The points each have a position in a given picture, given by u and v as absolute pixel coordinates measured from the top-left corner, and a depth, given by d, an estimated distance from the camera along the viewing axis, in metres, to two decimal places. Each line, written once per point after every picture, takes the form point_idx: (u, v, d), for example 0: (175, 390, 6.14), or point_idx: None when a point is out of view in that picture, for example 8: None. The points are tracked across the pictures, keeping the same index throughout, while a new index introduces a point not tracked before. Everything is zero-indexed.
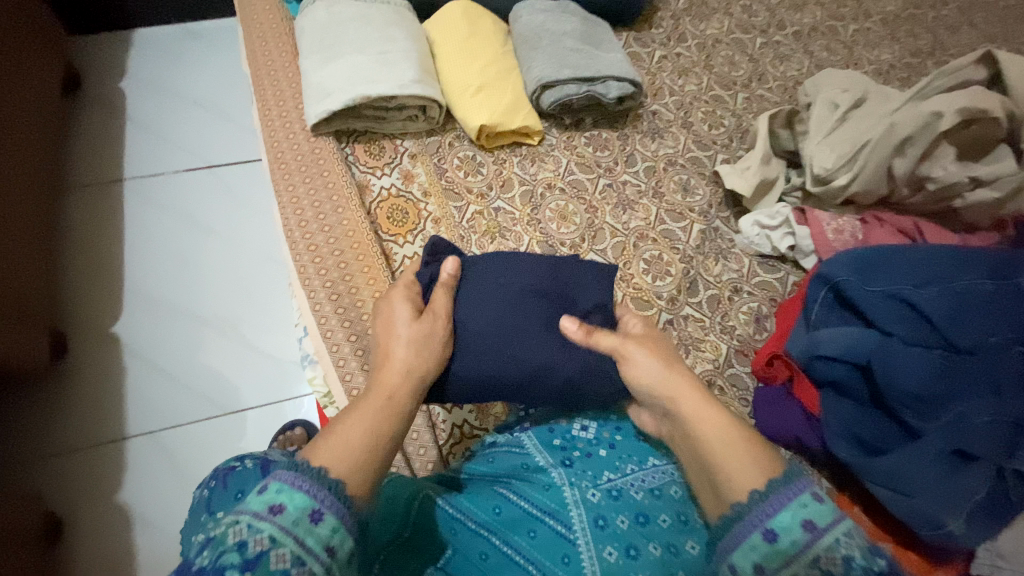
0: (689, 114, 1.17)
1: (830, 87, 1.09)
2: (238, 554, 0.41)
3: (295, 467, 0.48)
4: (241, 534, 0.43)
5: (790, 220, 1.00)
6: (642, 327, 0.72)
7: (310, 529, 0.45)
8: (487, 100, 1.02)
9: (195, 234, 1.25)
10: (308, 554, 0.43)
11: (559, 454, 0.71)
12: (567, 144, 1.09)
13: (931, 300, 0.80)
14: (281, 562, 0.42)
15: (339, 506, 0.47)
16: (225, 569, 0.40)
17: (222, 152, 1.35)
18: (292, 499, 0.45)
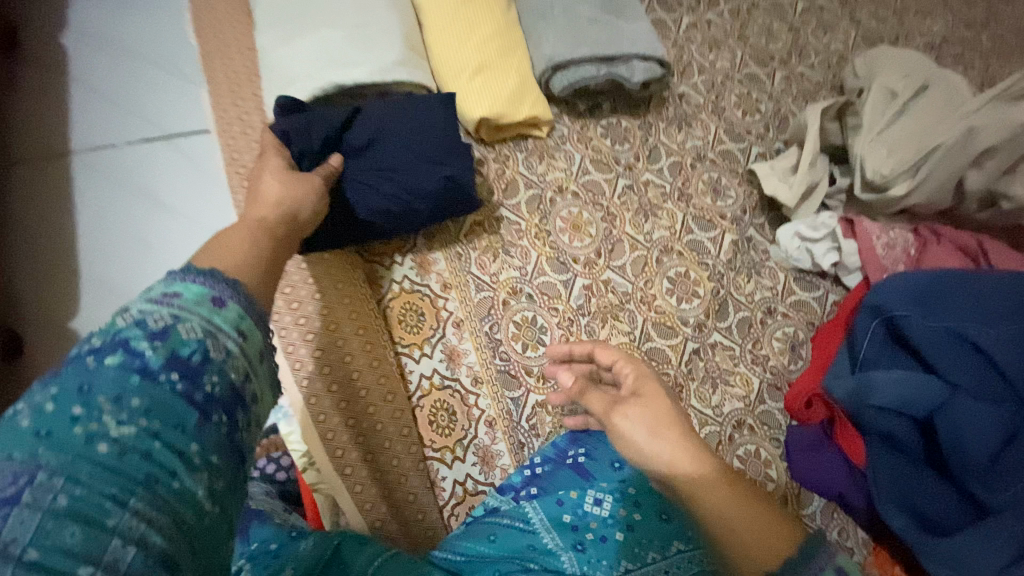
0: (721, 97, 1.00)
1: (887, 71, 0.93)
2: (139, 329, 0.36)
3: (180, 267, 0.41)
4: (133, 317, 0.37)
5: (836, 234, 0.87)
6: (636, 377, 0.54)
7: (218, 313, 0.39)
8: (487, 85, 0.84)
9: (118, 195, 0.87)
10: (216, 331, 0.38)
11: (570, 536, 0.63)
12: (580, 136, 0.93)
13: (1002, 346, 0.70)
14: (193, 333, 0.37)
15: (243, 298, 0.41)
16: (121, 344, 0.35)
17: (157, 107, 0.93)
18: (186, 289, 0.39)
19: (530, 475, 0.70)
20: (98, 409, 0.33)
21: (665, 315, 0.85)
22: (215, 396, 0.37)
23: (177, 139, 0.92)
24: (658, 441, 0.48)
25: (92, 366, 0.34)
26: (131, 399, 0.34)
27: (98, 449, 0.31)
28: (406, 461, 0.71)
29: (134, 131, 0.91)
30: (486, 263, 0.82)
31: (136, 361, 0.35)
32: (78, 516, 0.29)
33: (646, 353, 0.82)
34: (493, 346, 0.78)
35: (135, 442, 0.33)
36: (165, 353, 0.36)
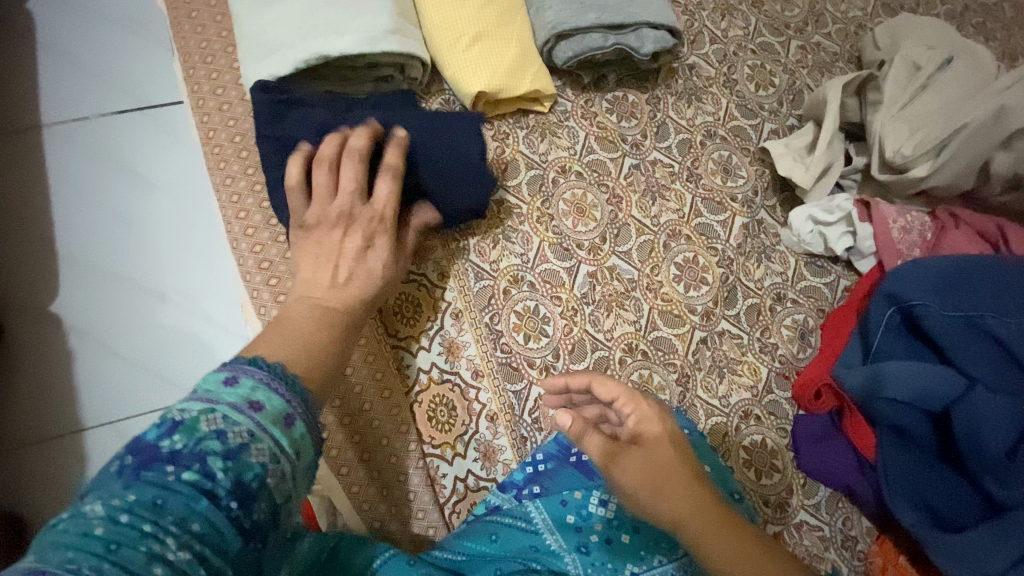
0: (733, 69, 0.94)
1: (911, 42, 0.87)
2: (217, 443, 0.38)
3: (268, 368, 0.45)
4: (215, 425, 0.39)
5: (851, 217, 0.83)
6: (642, 416, 0.54)
7: (281, 436, 0.42)
8: (484, 56, 0.78)
9: (96, 164, 0.81)
10: (281, 455, 0.41)
11: (574, 537, 0.62)
12: (584, 111, 0.87)
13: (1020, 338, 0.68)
14: (259, 456, 0.40)
15: (306, 411, 0.45)
16: (201, 458, 0.37)
17: (117, 67, 0.86)
18: (269, 400, 0.43)
19: (531, 473, 0.67)
20: (167, 531, 0.35)
21: (672, 303, 0.81)
22: (255, 520, 0.39)
23: (155, 110, 0.85)
24: (663, 498, 0.50)
25: (167, 476, 0.36)
26: (193, 524, 0.36)
27: (153, 573, 0.33)
28: (403, 459, 0.68)
29: (107, 101, 0.84)
30: (485, 250, 0.78)
31: (208, 481, 0.37)
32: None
33: (652, 343, 0.79)
34: (494, 338, 0.75)
35: (186, 565, 0.34)
36: (232, 476, 0.38)
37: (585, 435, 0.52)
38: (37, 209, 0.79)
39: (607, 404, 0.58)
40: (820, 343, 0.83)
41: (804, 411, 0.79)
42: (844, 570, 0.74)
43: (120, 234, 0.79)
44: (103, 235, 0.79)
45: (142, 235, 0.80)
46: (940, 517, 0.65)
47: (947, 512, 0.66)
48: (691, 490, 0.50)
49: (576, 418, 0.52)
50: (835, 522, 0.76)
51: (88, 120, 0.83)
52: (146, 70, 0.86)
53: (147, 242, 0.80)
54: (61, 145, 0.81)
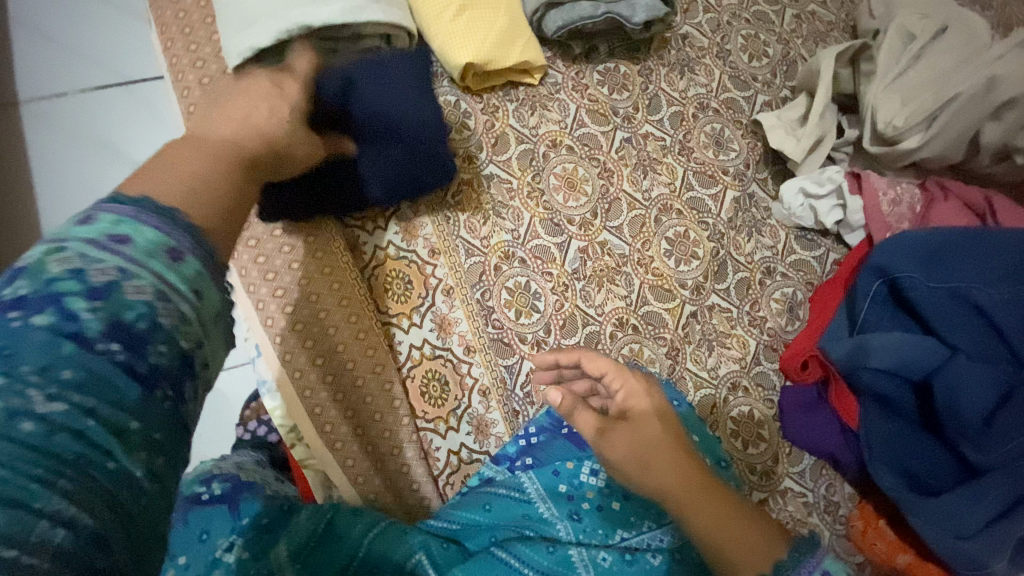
0: (727, 39, 0.92)
1: (906, 10, 0.86)
2: (77, 284, 0.30)
3: (132, 201, 0.33)
4: (70, 265, 0.30)
5: (841, 189, 0.83)
6: (630, 391, 0.55)
7: (176, 270, 0.33)
8: (472, 26, 0.76)
9: (76, 144, 0.79)
10: (171, 291, 0.32)
11: (565, 505, 0.63)
12: (575, 83, 0.85)
13: (1004, 306, 0.69)
14: (142, 294, 0.31)
15: (199, 242, 0.35)
16: (62, 298, 0.29)
17: (92, 39, 0.83)
18: (138, 231, 0.32)
19: (524, 446, 0.67)
20: (23, 381, 0.27)
21: (663, 278, 0.82)
22: (159, 365, 0.31)
23: (135, 86, 0.83)
24: (648, 471, 0.51)
25: (15, 323, 0.28)
26: (62, 371, 0.28)
27: (18, 432, 0.26)
28: (397, 433, 0.69)
29: (87, 76, 0.81)
30: (475, 226, 0.77)
31: (70, 324, 0.29)
32: (1, 482, 0.24)
33: (643, 317, 0.80)
34: (485, 314, 0.75)
35: (67, 419, 0.27)
36: (106, 316, 0.30)
37: (576, 412, 0.53)
38: (21, 191, 0.77)
39: (595, 378, 0.59)
40: (808, 316, 0.84)
41: (790, 382, 0.81)
42: (827, 533, 0.77)
43: None
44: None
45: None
46: (917, 481, 0.67)
47: (925, 476, 0.67)
48: (676, 462, 0.51)
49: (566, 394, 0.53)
50: (818, 488, 0.79)
51: (68, 97, 0.80)
52: (123, 42, 0.84)
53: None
54: (42, 124, 0.79)
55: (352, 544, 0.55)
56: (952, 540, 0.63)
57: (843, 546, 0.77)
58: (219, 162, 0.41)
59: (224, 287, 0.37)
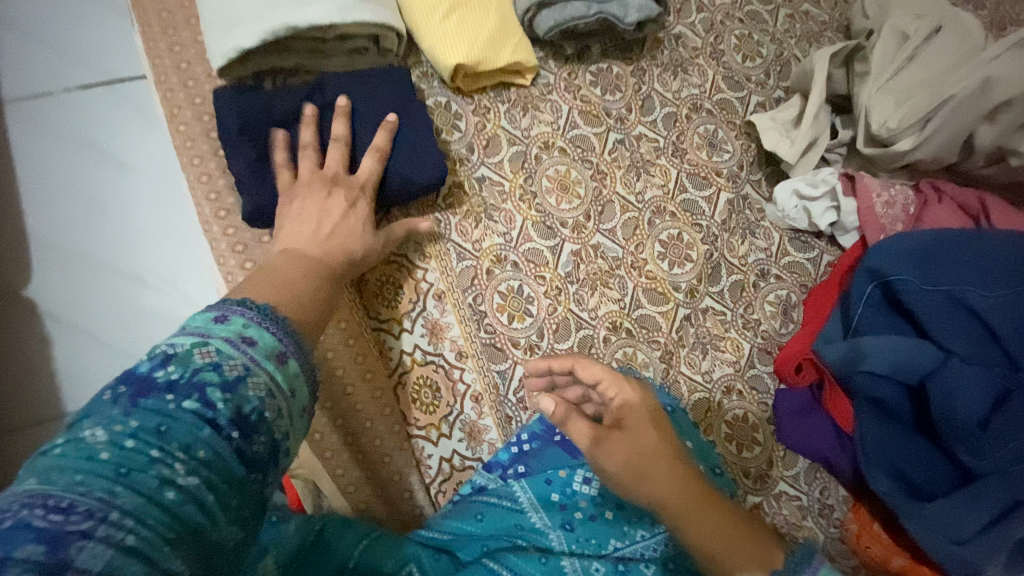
0: (720, 38, 0.92)
1: (900, 10, 0.86)
2: (215, 375, 0.36)
3: (258, 308, 0.42)
4: (211, 358, 0.36)
5: (835, 191, 0.83)
6: (624, 397, 0.54)
7: (280, 369, 0.40)
8: (462, 27, 0.75)
9: (59, 145, 0.77)
10: (277, 388, 0.38)
11: (558, 515, 0.63)
12: (568, 84, 0.84)
13: (996, 309, 0.69)
14: (258, 389, 0.37)
15: (299, 346, 0.42)
16: (201, 387, 0.35)
17: (74, 38, 0.81)
18: (262, 335, 0.40)
19: (516, 454, 0.67)
20: (172, 456, 0.32)
21: (656, 281, 0.81)
22: (255, 455, 0.36)
23: (120, 86, 0.81)
24: (645, 482, 0.50)
25: (168, 406, 0.33)
26: (198, 451, 0.33)
27: (164, 498, 0.30)
28: (388, 441, 0.68)
29: (71, 75, 0.80)
30: (467, 229, 0.76)
31: (209, 412, 0.34)
32: (137, 559, 0.28)
33: (636, 321, 0.79)
34: (477, 319, 0.74)
35: (196, 492, 0.32)
36: (232, 407, 0.35)
37: (569, 420, 0.52)
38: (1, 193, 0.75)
39: (588, 385, 0.58)
40: (802, 319, 0.83)
41: (785, 385, 0.80)
42: (821, 536, 0.77)
43: (94, 217, 0.76)
44: (75, 217, 0.76)
45: (118, 218, 0.77)
46: (913, 486, 0.67)
47: (922, 482, 0.67)
48: (670, 471, 0.51)
49: (559, 401, 0.51)
50: (812, 492, 0.79)
51: (52, 96, 0.78)
52: (106, 41, 0.82)
53: (126, 224, 0.77)
54: (26, 123, 0.77)
55: (340, 559, 0.53)
56: (950, 546, 0.62)
57: (837, 549, 0.77)
58: (314, 277, 0.52)
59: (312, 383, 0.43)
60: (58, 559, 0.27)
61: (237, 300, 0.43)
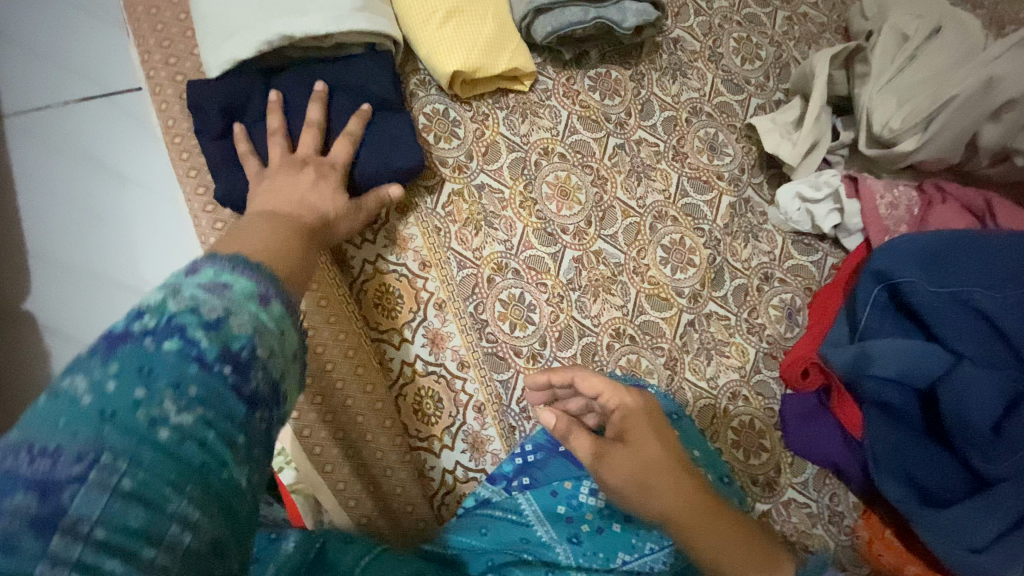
0: (719, 41, 0.91)
1: (899, 10, 0.85)
2: (193, 316, 0.32)
3: (231, 255, 0.37)
4: (186, 302, 0.32)
5: (839, 193, 0.82)
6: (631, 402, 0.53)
7: (266, 310, 0.35)
8: (459, 34, 0.74)
9: (54, 161, 0.76)
10: (267, 327, 0.34)
11: (564, 527, 0.62)
12: (566, 89, 0.84)
13: (1007, 311, 0.68)
14: (245, 327, 0.33)
15: (281, 292, 0.37)
16: (181, 329, 0.31)
17: (68, 50, 0.80)
18: (236, 280, 0.35)
19: (521, 466, 0.66)
20: (160, 396, 0.29)
21: (659, 286, 0.80)
22: (257, 392, 0.33)
23: (117, 96, 0.80)
24: (653, 498, 0.50)
25: (147, 347, 0.30)
26: (188, 389, 0.30)
27: (158, 438, 0.28)
28: (389, 454, 0.67)
29: (72, 88, 0.79)
30: (467, 237, 0.76)
31: (193, 349, 0.31)
32: (140, 504, 0.27)
33: (640, 327, 0.78)
34: (479, 328, 0.73)
35: (193, 430, 0.29)
36: (218, 344, 0.31)
37: (571, 434, 0.51)
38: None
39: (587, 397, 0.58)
40: (807, 322, 0.83)
41: (792, 391, 0.79)
42: (831, 543, 0.76)
43: (91, 233, 0.76)
44: (73, 235, 0.75)
45: (117, 231, 0.76)
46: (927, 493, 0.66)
47: (936, 489, 0.66)
48: (677, 483, 0.50)
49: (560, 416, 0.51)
50: (822, 498, 0.78)
51: (47, 109, 0.78)
52: (105, 50, 0.81)
53: (125, 240, 0.76)
54: (23, 139, 0.77)
55: (342, 573, 0.52)
56: (966, 555, 0.61)
57: (849, 558, 0.75)
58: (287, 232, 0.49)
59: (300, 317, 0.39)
60: (54, 504, 0.25)
61: (209, 253, 0.37)
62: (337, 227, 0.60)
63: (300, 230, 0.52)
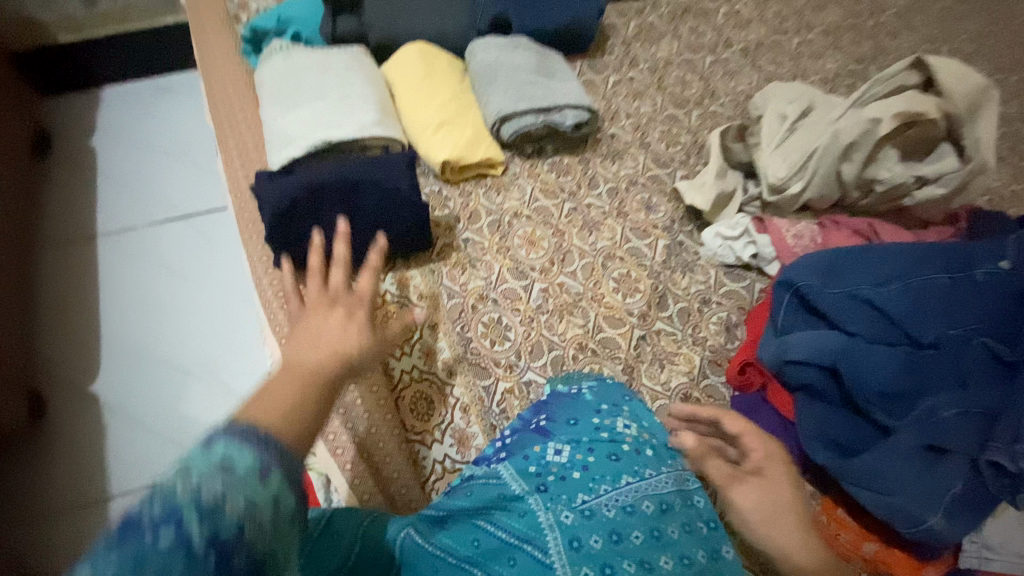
0: (647, 134, 1.20)
1: (777, 100, 1.13)
2: (192, 502, 0.31)
3: (237, 422, 0.37)
4: (191, 485, 0.32)
5: (750, 230, 1.03)
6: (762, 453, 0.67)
7: (264, 485, 0.34)
8: (448, 136, 1.04)
9: (168, 275, 1.49)
10: (264, 510, 0.34)
11: (534, 480, 0.73)
12: (530, 172, 1.11)
13: (892, 299, 0.82)
14: (239, 513, 0.32)
15: (288, 459, 0.37)
16: (173, 521, 0.30)
17: (194, 204, 1.59)
18: (242, 455, 0.34)
19: (500, 445, 0.80)
20: None
21: (613, 310, 0.98)
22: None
23: (207, 222, 1.58)
24: (768, 526, 0.62)
25: (144, 541, 0.29)
26: None
27: None
28: (389, 442, 0.81)
29: (165, 215, 1.56)
30: (455, 276, 0.97)
31: (184, 539, 0.30)
32: None
33: (599, 342, 0.95)
34: (464, 344, 0.91)
35: None
36: (210, 531, 0.31)
37: (707, 458, 0.70)
38: (130, 298, 1.45)
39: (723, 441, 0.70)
40: (745, 335, 0.98)
41: (737, 391, 0.92)
42: None
43: (153, 318, 1.43)
44: (135, 319, 1.43)
45: (172, 312, 1.44)
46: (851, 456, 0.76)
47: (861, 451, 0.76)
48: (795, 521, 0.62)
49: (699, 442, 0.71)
50: None
51: (135, 229, 1.54)
52: (213, 205, 1.59)
53: (198, 322, 1.44)
54: (114, 257, 1.50)
55: (348, 533, 0.65)
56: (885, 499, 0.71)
57: None
58: (301, 392, 0.43)
59: (303, 484, 0.37)
60: None
61: (221, 421, 0.37)
62: (356, 364, 0.50)
63: (315, 383, 0.45)
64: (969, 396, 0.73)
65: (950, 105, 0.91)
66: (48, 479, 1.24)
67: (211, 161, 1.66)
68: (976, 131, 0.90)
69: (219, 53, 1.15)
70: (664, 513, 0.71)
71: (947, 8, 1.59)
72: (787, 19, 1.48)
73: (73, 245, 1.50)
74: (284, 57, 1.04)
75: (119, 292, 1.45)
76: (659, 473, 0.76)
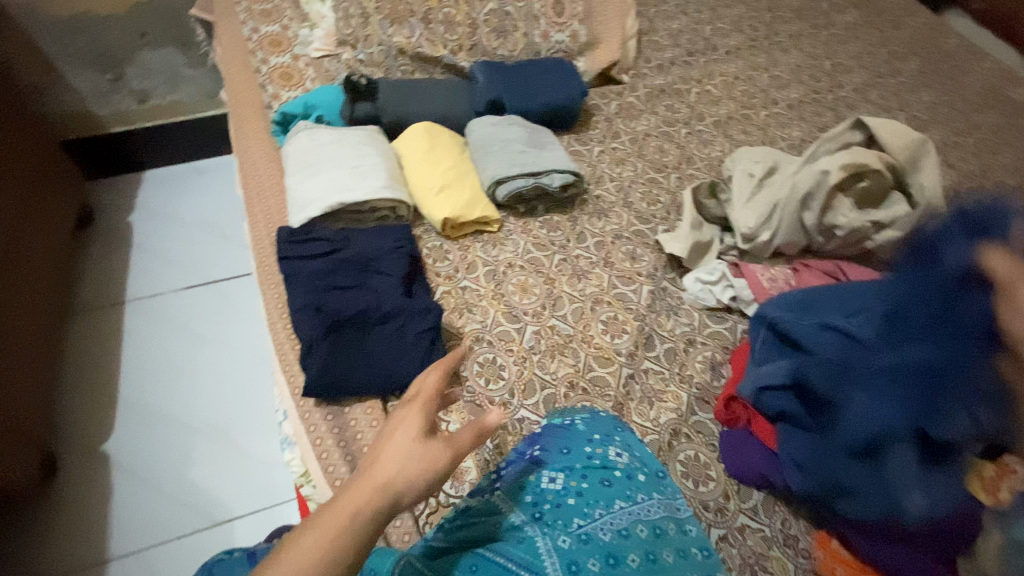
0: (629, 195, 1.32)
1: (745, 161, 1.26)
2: None
3: None
4: None
5: (727, 275, 1.11)
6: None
7: None
8: (449, 197, 1.17)
9: (187, 336, 1.59)
10: None
11: (530, 509, 0.75)
12: (523, 229, 1.22)
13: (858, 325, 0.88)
14: None
15: None
16: None
17: (218, 271, 1.72)
18: None
19: (495, 477, 0.83)
20: None
21: (603, 350, 1.04)
22: None
23: (229, 286, 1.70)
24: None
25: None
26: None
27: None
28: None
29: (190, 281, 1.69)
30: (452, 320, 1.05)
31: None
32: None
33: (590, 380, 1.00)
34: (461, 383, 0.97)
35: None
36: None
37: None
38: (149, 360, 1.53)
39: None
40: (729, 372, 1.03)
41: (726, 426, 0.95)
42: (791, 567, 0.82)
43: (171, 377, 1.51)
44: (153, 379, 1.50)
45: (190, 371, 1.52)
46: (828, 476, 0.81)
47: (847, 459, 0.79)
48: None
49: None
50: (774, 523, 0.86)
51: (163, 295, 1.66)
52: (237, 270, 1.73)
53: (213, 382, 1.51)
54: (138, 321, 1.60)
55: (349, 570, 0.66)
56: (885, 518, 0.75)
57: None
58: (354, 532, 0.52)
59: None
60: None
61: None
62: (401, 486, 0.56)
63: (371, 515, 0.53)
64: (933, 355, 0.74)
65: (894, 158, 1.05)
66: (49, 542, 1.25)
67: (238, 233, 1.82)
68: (919, 180, 1.04)
69: (252, 136, 1.33)
70: (658, 538, 0.72)
71: (901, 81, 1.77)
72: (754, 96, 1.65)
73: (99, 312, 1.61)
74: (308, 135, 1.21)
75: (138, 354, 1.54)
76: (649, 498, 0.78)
